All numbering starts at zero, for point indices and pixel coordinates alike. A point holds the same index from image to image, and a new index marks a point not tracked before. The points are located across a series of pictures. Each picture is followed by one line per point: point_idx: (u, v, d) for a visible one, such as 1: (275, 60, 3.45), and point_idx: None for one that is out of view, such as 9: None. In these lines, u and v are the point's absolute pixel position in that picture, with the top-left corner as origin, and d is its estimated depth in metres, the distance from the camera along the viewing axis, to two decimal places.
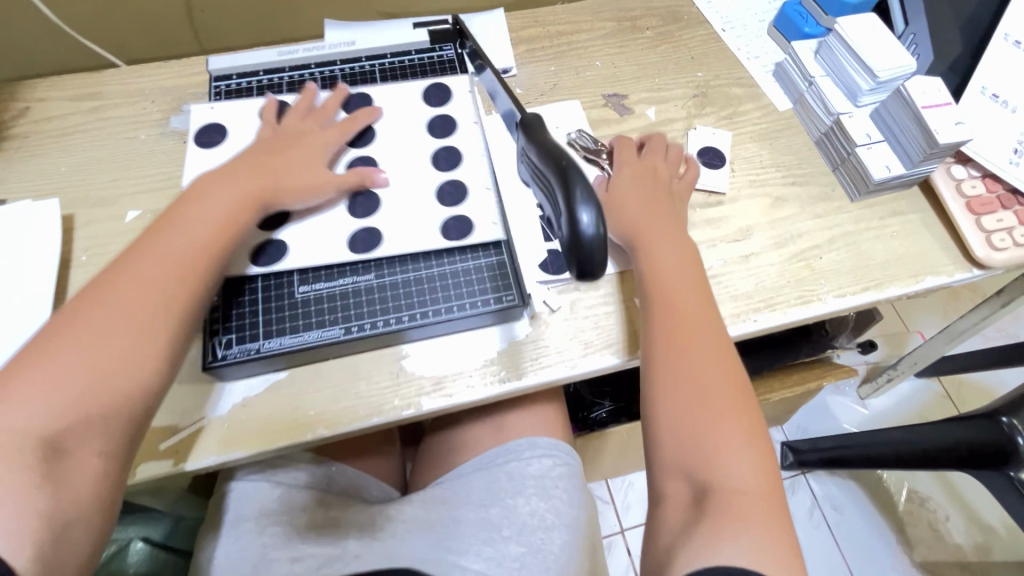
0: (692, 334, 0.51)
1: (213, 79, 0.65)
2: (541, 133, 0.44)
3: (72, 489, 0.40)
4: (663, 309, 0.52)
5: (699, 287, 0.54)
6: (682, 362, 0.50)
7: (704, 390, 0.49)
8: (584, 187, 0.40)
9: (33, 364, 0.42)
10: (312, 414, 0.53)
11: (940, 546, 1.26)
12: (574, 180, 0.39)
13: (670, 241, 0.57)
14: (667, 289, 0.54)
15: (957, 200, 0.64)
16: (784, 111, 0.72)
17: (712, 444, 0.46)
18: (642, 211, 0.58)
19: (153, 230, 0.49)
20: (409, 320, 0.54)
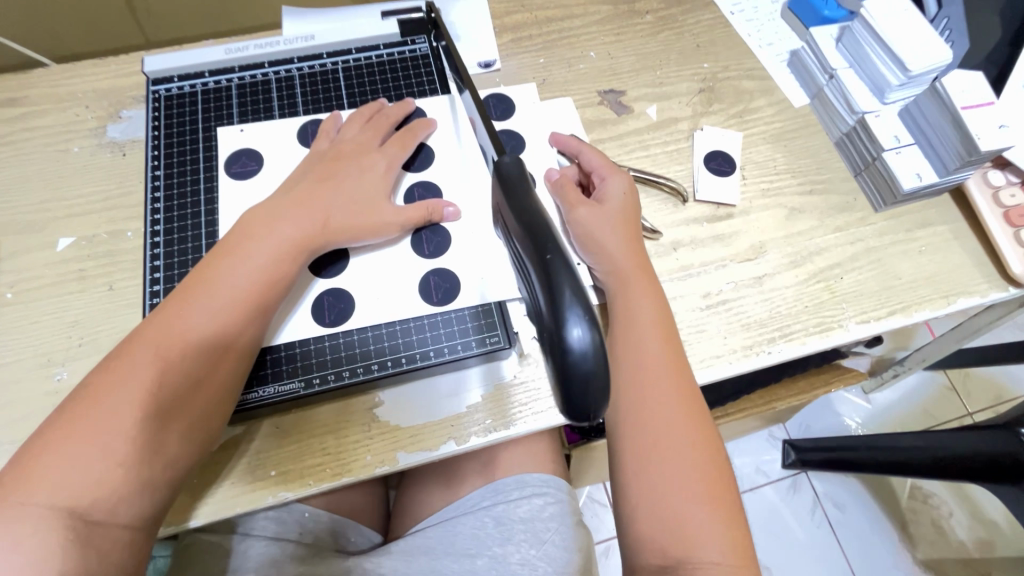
0: (651, 389, 0.46)
1: (149, 83, 0.57)
2: (531, 205, 0.35)
3: (107, 563, 0.38)
4: (623, 361, 0.47)
5: (665, 330, 0.48)
6: (648, 420, 0.45)
7: (664, 454, 0.44)
8: (568, 282, 0.30)
9: (69, 438, 0.39)
10: (272, 474, 0.47)
11: (944, 544, 1.13)
12: (558, 280, 0.30)
13: (635, 273, 0.49)
14: (630, 334, 0.48)
15: (993, 210, 0.58)
16: (801, 107, 0.65)
17: (675, 514, 0.43)
18: (615, 236, 0.50)
19: (194, 276, 0.46)
20: (378, 369, 0.49)
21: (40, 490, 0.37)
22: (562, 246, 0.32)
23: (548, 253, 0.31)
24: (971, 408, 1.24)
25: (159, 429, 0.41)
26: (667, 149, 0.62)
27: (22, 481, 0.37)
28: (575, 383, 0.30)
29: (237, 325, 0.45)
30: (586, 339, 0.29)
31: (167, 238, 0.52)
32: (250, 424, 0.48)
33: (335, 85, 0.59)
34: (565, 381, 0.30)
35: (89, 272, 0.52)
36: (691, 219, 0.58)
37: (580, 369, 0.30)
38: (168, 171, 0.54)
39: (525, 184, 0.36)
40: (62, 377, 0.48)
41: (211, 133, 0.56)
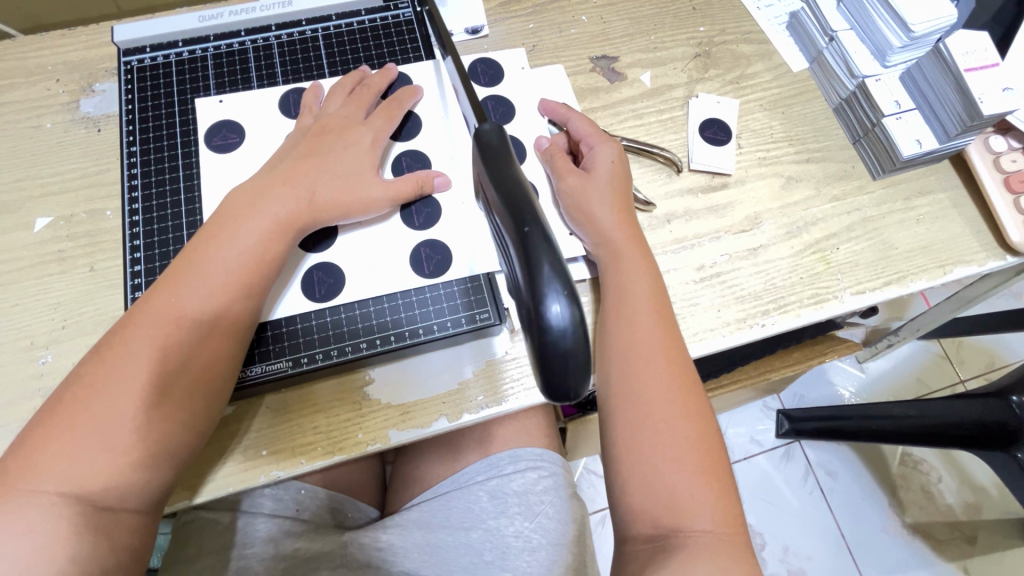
0: (644, 361, 0.46)
1: (121, 54, 0.55)
2: (513, 180, 0.35)
3: (118, 544, 0.39)
4: (615, 333, 0.47)
5: (659, 304, 0.47)
6: (640, 396, 0.45)
7: (655, 425, 0.44)
8: (549, 258, 0.32)
9: (68, 429, 0.39)
10: (264, 454, 0.47)
11: (933, 508, 1.15)
12: (540, 258, 0.32)
13: (629, 247, 0.48)
14: (623, 307, 0.47)
15: (993, 176, 0.56)
16: (799, 73, 0.63)
17: (665, 484, 0.43)
18: (605, 206, 0.49)
19: (180, 259, 0.44)
20: (367, 348, 0.48)
21: (46, 480, 0.38)
22: (539, 225, 0.32)
23: (530, 230, 0.32)
24: (963, 375, 1.25)
25: (155, 418, 0.40)
26: (661, 117, 0.60)
27: (25, 471, 0.38)
28: (555, 357, 0.32)
29: (227, 309, 0.43)
30: (565, 315, 0.31)
31: (146, 217, 0.50)
32: (241, 404, 0.47)
33: (316, 53, 0.56)
34: (543, 357, 0.32)
35: (68, 253, 0.51)
36: (685, 190, 0.57)
37: (561, 344, 0.31)
38: (144, 148, 0.52)
39: (509, 158, 0.36)
40: (47, 361, 0.48)
41: (187, 106, 0.54)
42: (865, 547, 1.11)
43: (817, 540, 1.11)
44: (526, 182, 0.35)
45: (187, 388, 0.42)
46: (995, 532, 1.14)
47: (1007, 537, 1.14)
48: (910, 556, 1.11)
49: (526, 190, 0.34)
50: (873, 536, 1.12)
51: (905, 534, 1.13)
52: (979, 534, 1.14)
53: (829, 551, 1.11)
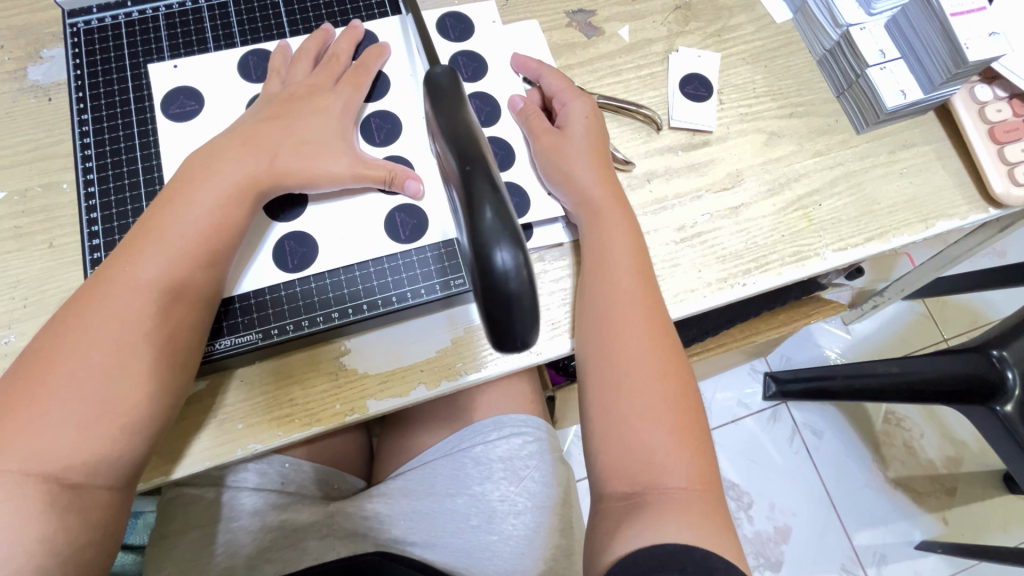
0: (623, 322, 0.45)
1: (65, 16, 0.52)
2: (459, 123, 0.34)
3: (88, 519, 0.39)
4: (594, 295, 0.46)
5: (640, 266, 0.46)
6: (617, 355, 0.44)
7: (632, 386, 0.44)
8: (491, 199, 0.31)
9: (30, 408, 0.38)
10: (240, 427, 0.46)
11: (915, 463, 1.18)
12: (479, 198, 0.31)
13: (611, 207, 0.47)
14: (602, 268, 0.46)
15: (978, 127, 0.55)
16: (783, 24, 0.60)
17: (641, 445, 0.43)
18: (586, 166, 0.48)
19: (138, 229, 0.43)
20: (339, 318, 0.47)
21: (7, 458, 0.37)
22: (480, 167, 0.32)
23: (472, 170, 0.32)
24: (946, 333, 1.27)
25: (121, 391, 0.39)
26: (640, 73, 0.58)
27: None
28: (500, 304, 0.31)
29: (192, 277, 0.42)
30: (510, 259, 0.30)
31: (102, 188, 0.48)
32: (214, 377, 0.47)
33: (275, 11, 0.53)
34: (487, 301, 0.31)
35: (24, 229, 0.49)
36: (665, 148, 0.55)
37: (504, 288, 0.31)
38: (96, 115, 0.50)
39: (461, 103, 0.36)
40: (9, 340, 0.46)
41: (139, 70, 0.51)
42: (848, 503, 1.15)
43: (802, 496, 1.14)
44: (476, 127, 0.34)
45: (154, 361, 0.40)
46: (972, 483, 1.17)
47: (984, 487, 1.17)
48: (891, 509, 1.15)
49: (475, 134, 0.34)
50: (856, 490, 1.15)
51: (887, 488, 1.16)
52: (957, 485, 1.17)
53: (813, 507, 1.14)
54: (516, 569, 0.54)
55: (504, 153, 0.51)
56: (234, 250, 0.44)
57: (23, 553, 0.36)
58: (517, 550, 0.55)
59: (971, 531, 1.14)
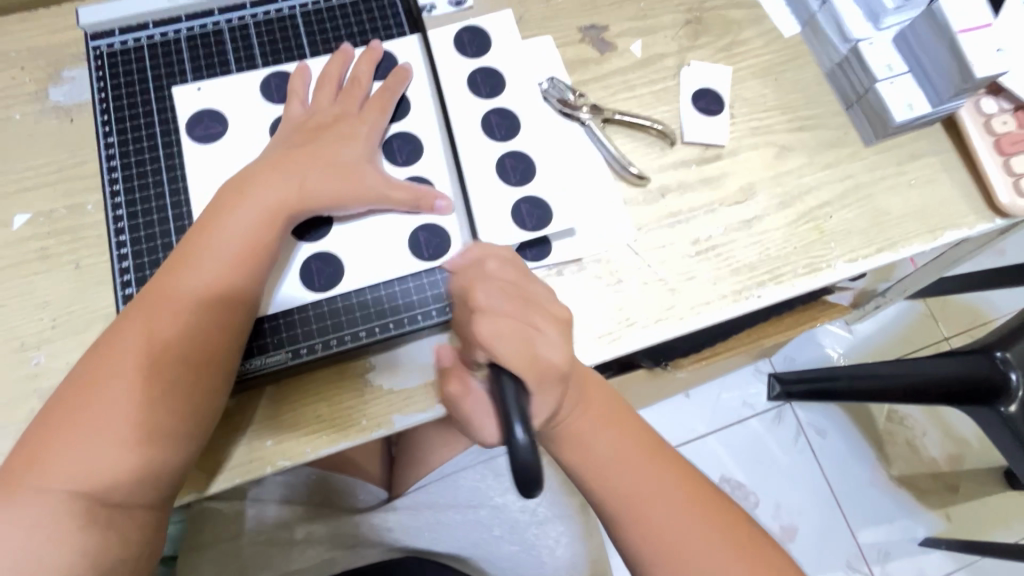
0: (652, 490, 0.44)
1: (88, 39, 0.52)
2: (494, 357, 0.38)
3: (126, 538, 0.39)
4: (595, 474, 0.44)
5: (644, 448, 0.46)
6: (642, 508, 0.44)
7: (684, 545, 0.43)
8: (515, 396, 0.36)
9: (74, 430, 0.39)
10: (269, 444, 0.47)
11: (918, 461, 1.19)
12: (510, 399, 0.36)
13: (602, 440, 0.45)
14: (611, 496, 0.44)
15: (984, 139, 0.56)
16: (792, 37, 0.61)
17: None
18: (540, 291, 0.43)
19: (178, 253, 0.44)
20: (366, 337, 0.48)
21: (58, 477, 0.38)
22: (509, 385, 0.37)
23: (508, 392, 0.36)
24: (947, 333, 1.29)
25: (159, 413, 0.40)
26: (652, 88, 0.59)
27: (34, 470, 0.38)
28: (517, 480, 0.33)
29: (226, 301, 0.43)
30: (527, 440, 0.33)
31: (129, 210, 0.49)
32: (243, 395, 0.47)
33: (294, 32, 0.54)
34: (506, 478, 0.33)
35: (51, 251, 0.50)
36: (679, 162, 0.56)
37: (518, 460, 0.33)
38: (121, 138, 0.50)
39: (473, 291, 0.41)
40: (40, 361, 0.47)
41: (163, 92, 0.52)
42: (854, 502, 1.16)
43: (807, 495, 1.16)
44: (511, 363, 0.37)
45: (189, 383, 0.41)
46: (975, 480, 1.19)
47: (986, 484, 1.19)
48: (896, 507, 1.16)
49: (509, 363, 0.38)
50: (860, 489, 1.17)
51: (891, 486, 1.18)
52: (960, 483, 1.19)
53: (820, 507, 1.15)
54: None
55: (524, 167, 0.52)
56: (265, 273, 0.45)
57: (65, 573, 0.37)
58: (539, 560, 0.58)
59: (973, 528, 1.16)
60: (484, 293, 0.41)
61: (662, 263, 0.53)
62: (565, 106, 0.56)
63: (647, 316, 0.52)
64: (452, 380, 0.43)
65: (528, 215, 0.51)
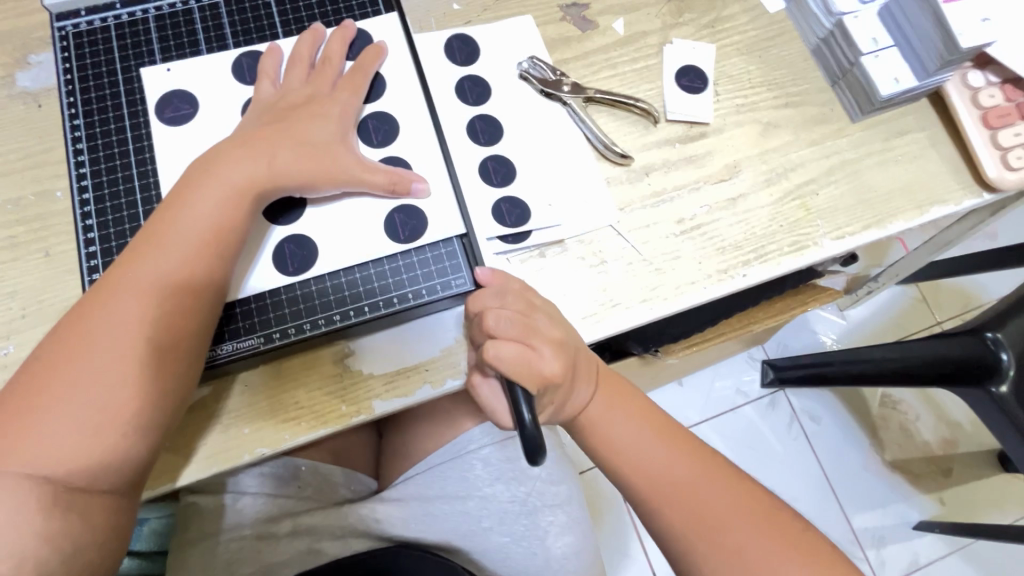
0: (667, 466, 0.47)
1: (53, 20, 0.51)
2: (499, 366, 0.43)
3: (93, 524, 0.39)
4: (615, 447, 0.48)
5: (661, 429, 0.49)
6: (658, 480, 0.47)
7: (706, 514, 0.46)
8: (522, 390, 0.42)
9: (35, 412, 0.38)
10: (246, 432, 0.46)
11: (912, 445, 1.19)
12: (516, 391, 0.42)
13: (624, 424, 0.49)
14: (632, 474, 0.48)
15: (971, 112, 0.56)
16: (776, 13, 0.60)
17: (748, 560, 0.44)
18: (545, 321, 0.45)
19: (140, 235, 0.43)
20: (341, 320, 0.47)
21: (18, 460, 0.37)
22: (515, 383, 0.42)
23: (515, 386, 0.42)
24: (939, 317, 1.28)
25: (123, 398, 0.40)
26: (635, 67, 0.58)
27: None
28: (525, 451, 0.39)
29: (194, 287, 0.42)
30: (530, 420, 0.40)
31: (97, 195, 0.48)
32: (217, 382, 0.46)
33: (266, 11, 0.53)
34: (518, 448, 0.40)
35: (19, 239, 0.48)
36: (662, 141, 0.55)
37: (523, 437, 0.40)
38: (89, 121, 0.49)
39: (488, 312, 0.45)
40: (9, 351, 0.46)
41: (131, 74, 0.50)
42: (848, 489, 1.16)
43: (801, 481, 1.16)
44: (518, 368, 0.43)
45: (154, 369, 0.41)
46: (969, 463, 1.19)
47: (980, 466, 1.19)
48: (890, 492, 1.16)
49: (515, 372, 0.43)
50: (855, 475, 1.17)
51: (885, 471, 1.18)
52: (954, 466, 1.19)
53: (815, 494, 1.15)
54: (527, 566, 0.58)
55: (505, 172, 0.52)
56: (236, 256, 0.44)
57: (32, 559, 0.37)
58: (528, 549, 0.58)
59: (968, 511, 1.16)
60: (494, 318, 0.44)
61: (646, 243, 0.53)
62: (545, 85, 0.54)
63: (631, 296, 0.51)
64: (474, 372, 0.47)
65: (505, 208, 0.51)
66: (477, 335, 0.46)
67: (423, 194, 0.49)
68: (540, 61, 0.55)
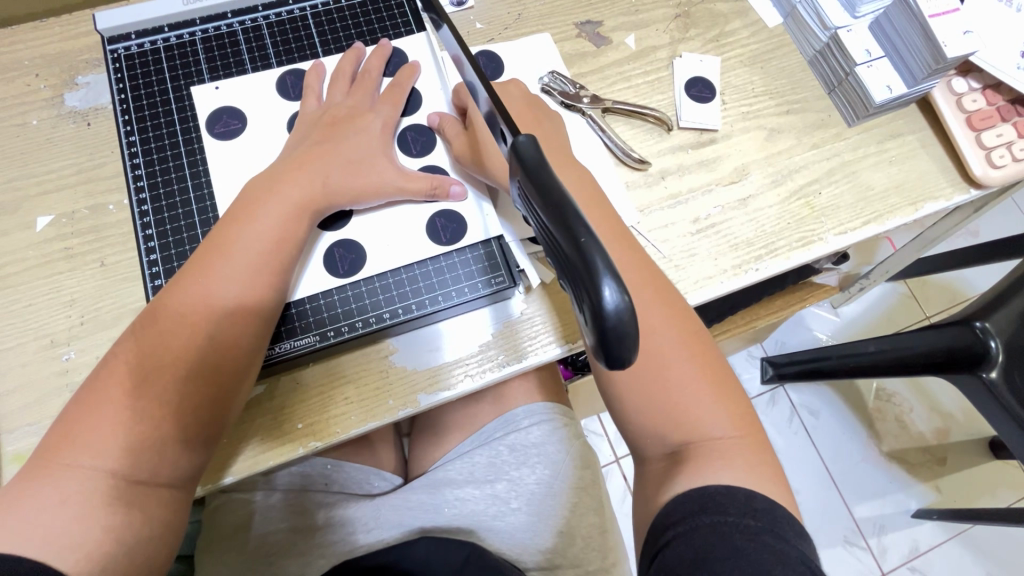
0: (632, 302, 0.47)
1: (105, 43, 0.54)
2: (511, 157, 0.32)
3: (151, 517, 0.41)
4: None
5: (637, 264, 0.48)
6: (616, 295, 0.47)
7: (657, 359, 0.46)
8: (597, 246, 0.27)
9: (105, 407, 0.41)
10: (300, 427, 0.48)
11: (907, 436, 1.24)
12: (597, 266, 0.26)
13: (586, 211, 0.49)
14: None
15: (956, 116, 0.60)
16: (775, 27, 0.65)
17: (674, 403, 0.45)
18: None
19: (207, 243, 0.46)
20: (390, 318, 0.50)
21: (89, 454, 0.40)
22: (569, 205, 0.28)
23: (586, 240, 0.27)
24: (929, 311, 1.34)
25: (186, 395, 0.42)
26: (648, 78, 0.62)
27: (71, 446, 0.40)
28: (610, 348, 0.27)
29: (255, 293, 0.45)
30: (619, 301, 0.26)
31: (155, 206, 0.51)
32: (271, 380, 0.49)
33: (306, 32, 0.56)
34: (600, 344, 0.27)
35: (75, 250, 0.51)
36: (676, 147, 0.60)
37: (604, 327, 0.26)
38: (143, 137, 0.52)
39: (549, 173, 0.30)
40: (71, 356, 0.48)
41: (181, 92, 0.53)
42: (848, 478, 1.20)
43: (803, 471, 1.20)
44: (542, 154, 0.31)
45: (215, 368, 0.43)
46: (963, 451, 1.24)
47: (973, 455, 1.24)
48: (888, 480, 1.21)
49: (542, 159, 0.31)
50: (855, 465, 1.21)
51: (882, 461, 1.22)
52: (948, 455, 1.23)
53: (817, 485, 1.19)
54: (555, 546, 0.59)
55: None
56: (293, 264, 0.48)
57: (101, 551, 0.39)
58: (554, 530, 0.60)
59: (963, 497, 1.21)
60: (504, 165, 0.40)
61: (665, 242, 0.56)
62: (566, 98, 0.59)
63: None
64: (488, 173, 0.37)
65: None
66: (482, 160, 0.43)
67: (462, 197, 0.52)
68: (561, 75, 0.59)
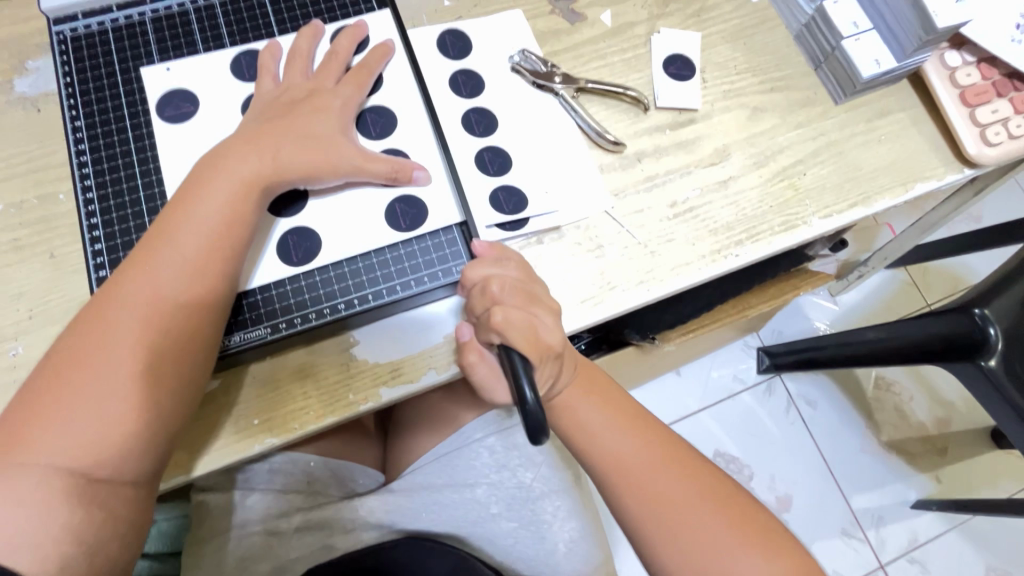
0: (627, 449, 0.49)
1: (51, 24, 0.52)
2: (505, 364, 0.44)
3: (113, 515, 0.40)
4: (582, 435, 0.50)
5: (660, 456, 0.49)
6: (608, 428, 0.50)
7: (670, 500, 0.47)
8: (523, 363, 0.44)
9: (59, 402, 0.39)
10: (256, 423, 0.47)
11: (906, 426, 1.21)
12: (521, 374, 0.43)
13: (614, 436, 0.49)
14: (585, 437, 0.50)
15: (950, 92, 0.57)
16: (759, 1, 0.62)
17: (704, 549, 0.46)
18: (544, 291, 0.48)
19: (152, 230, 0.44)
20: (346, 309, 0.48)
21: (43, 451, 0.38)
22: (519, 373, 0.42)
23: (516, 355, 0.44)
24: (928, 298, 1.31)
25: (144, 388, 0.41)
26: (624, 56, 0.59)
27: (22, 443, 0.39)
28: (529, 432, 0.40)
29: (206, 279, 0.43)
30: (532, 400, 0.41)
31: (101, 194, 0.49)
32: (227, 375, 0.47)
33: (262, 11, 0.54)
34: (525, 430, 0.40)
35: (24, 242, 0.49)
36: (652, 128, 0.57)
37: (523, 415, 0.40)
38: (90, 123, 0.50)
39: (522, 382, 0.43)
40: (18, 352, 0.46)
41: (130, 75, 0.51)
42: (848, 471, 1.18)
43: (800, 463, 1.18)
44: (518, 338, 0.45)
45: (173, 360, 0.42)
46: (965, 443, 1.21)
47: (976, 447, 1.21)
48: (886, 472, 1.18)
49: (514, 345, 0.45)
50: (853, 456, 1.19)
51: (881, 453, 1.19)
52: (949, 446, 1.21)
53: (815, 477, 1.17)
54: (537, 553, 0.59)
55: (500, 162, 0.53)
56: (246, 249, 0.45)
57: (56, 551, 0.38)
58: (537, 534, 0.60)
59: (964, 489, 1.18)
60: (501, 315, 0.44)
61: (641, 227, 0.54)
62: (537, 77, 0.56)
63: (628, 279, 0.52)
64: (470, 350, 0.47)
65: (503, 198, 0.52)
66: (478, 306, 0.46)
67: (423, 181, 0.50)
68: (534, 56, 0.57)
